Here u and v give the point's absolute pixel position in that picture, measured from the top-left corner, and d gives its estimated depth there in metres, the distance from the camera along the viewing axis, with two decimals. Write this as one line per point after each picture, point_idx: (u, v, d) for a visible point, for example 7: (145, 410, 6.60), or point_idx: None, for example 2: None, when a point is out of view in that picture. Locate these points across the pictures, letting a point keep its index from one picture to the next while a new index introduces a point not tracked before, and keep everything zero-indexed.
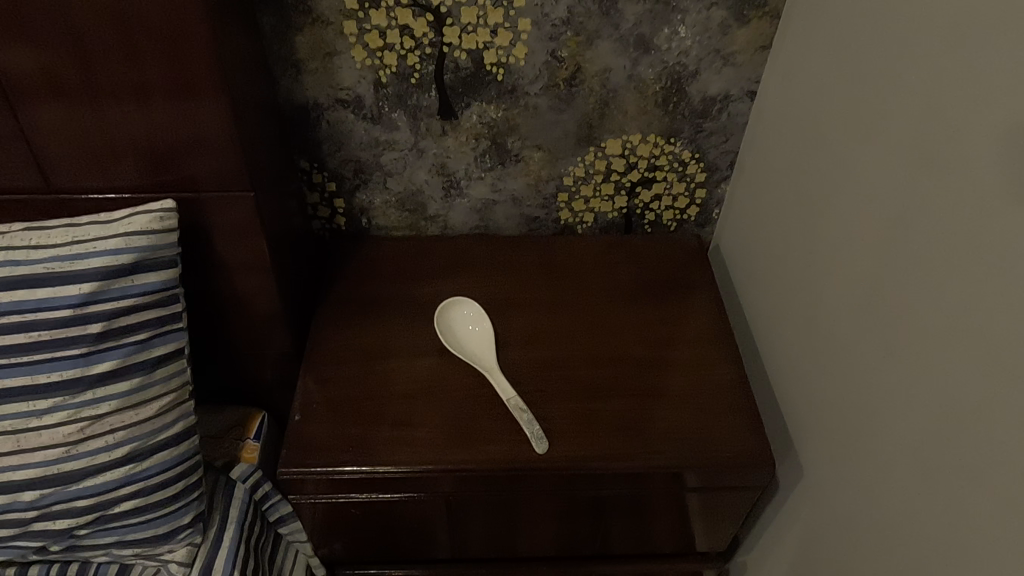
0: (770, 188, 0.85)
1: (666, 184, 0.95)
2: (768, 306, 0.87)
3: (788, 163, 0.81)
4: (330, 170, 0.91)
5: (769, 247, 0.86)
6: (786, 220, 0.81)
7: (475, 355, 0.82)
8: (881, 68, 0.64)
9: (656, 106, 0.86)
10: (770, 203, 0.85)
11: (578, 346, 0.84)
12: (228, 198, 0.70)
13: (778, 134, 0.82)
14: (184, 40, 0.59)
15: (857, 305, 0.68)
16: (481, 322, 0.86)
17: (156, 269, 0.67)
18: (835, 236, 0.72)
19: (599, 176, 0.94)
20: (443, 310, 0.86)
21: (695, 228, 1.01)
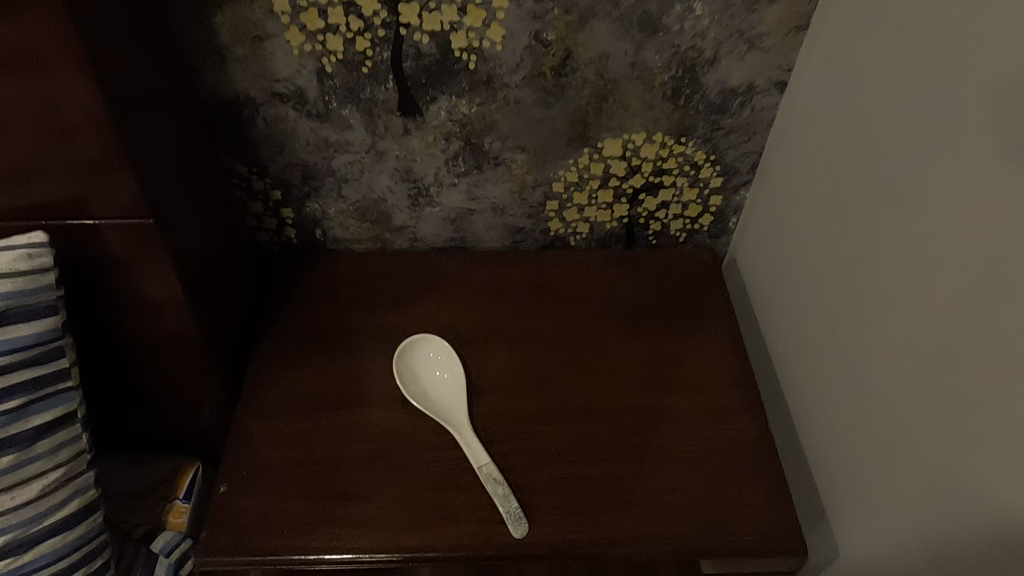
0: (800, 201, 0.70)
1: (676, 190, 0.80)
2: (794, 342, 0.72)
3: (823, 172, 0.66)
4: (273, 176, 0.76)
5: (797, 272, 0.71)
6: (818, 242, 0.67)
7: (442, 406, 0.69)
8: (954, 59, 0.48)
9: (663, 100, 0.71)
10: (800, 219, 0.70)
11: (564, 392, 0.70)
12: (120, 226, 0.56)
13: (812, 136, 0.67)
14: (30, 24, 0.45)
15: (904, 365, 0.53)
16: (450, 364, 0.72)
17: (28, 320, 0.53)
18: (877, 272, 0.57)
19: (595, 181, 0.79)
20: (405, 348, 0.72)
21: (708, 239, 0.87)
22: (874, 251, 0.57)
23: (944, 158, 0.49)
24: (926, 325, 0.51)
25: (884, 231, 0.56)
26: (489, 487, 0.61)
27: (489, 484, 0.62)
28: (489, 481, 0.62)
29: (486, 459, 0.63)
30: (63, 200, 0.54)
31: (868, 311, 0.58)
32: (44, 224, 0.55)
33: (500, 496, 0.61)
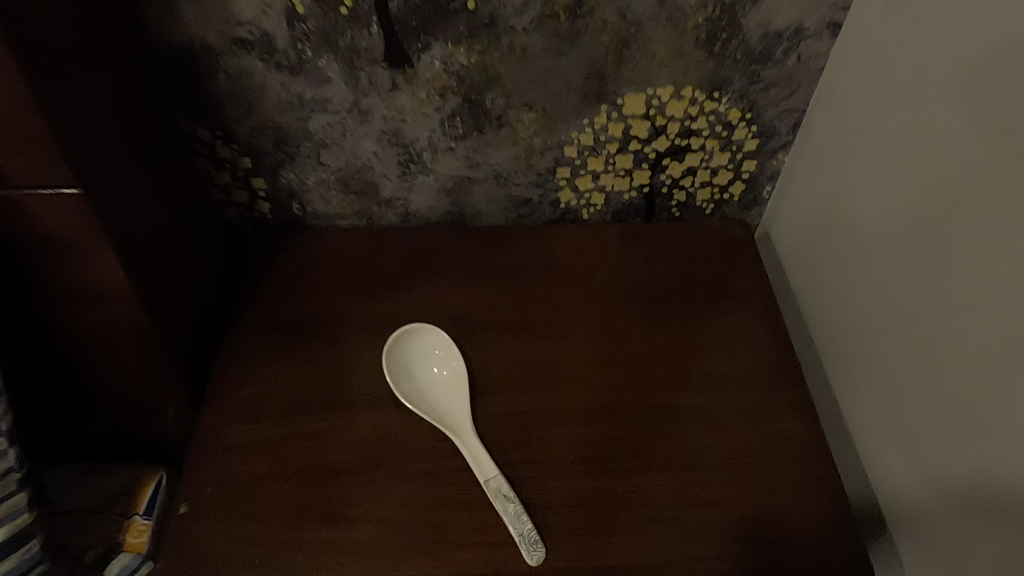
0: (847, 166, 0.60)
1: (705, 154, 0.70)
2: (840, 328, 0.63)
3: (877, 129, 0.56)
4: (240, 142, 0.66)
5: (841, 248, 0.62)
6: (871, 213, 0.57)
7: (441, 409, 0.60)
8: None
9: (694, 47, 0.61)
10: (846, 185, 0.61)
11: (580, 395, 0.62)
12: (49, 194, 0.45)
13: (867, 86, 0.57)
14: None
15: (995, 360, 0.44)
16: (450, 359, 0.63)
17: None
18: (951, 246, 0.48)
19: (613, 145, 0.69)
20: (396, 339, 0.63)
21: (738, 210, 0.77)
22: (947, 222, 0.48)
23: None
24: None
25: (964, 198, 0.46)
26: (500, 506, 0.53)
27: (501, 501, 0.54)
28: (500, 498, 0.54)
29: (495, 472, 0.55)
30: None
31: (936, 297, 0.49)
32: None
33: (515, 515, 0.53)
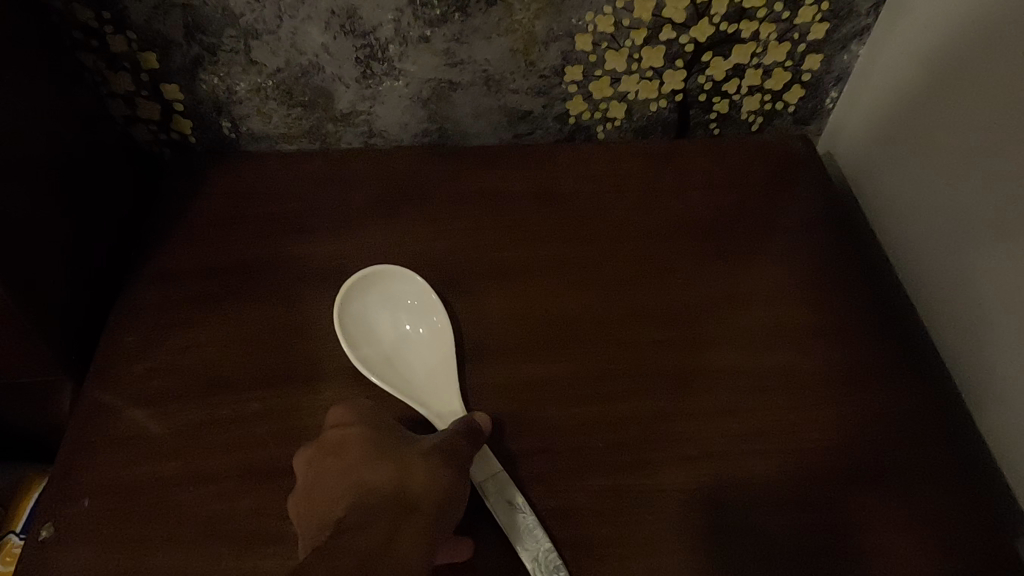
0: (962, 52, 0.44)
1: (755, 46, 0.54)
2: (953, 263, 0.47)
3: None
4: (140, 26, 0.49)
5: (955, 159, 0.46)
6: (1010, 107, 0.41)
7: (413, 380, 0.46)
8: None
9: None
10: (962, 77, 0.45)
11: (605, 359, 0.46)
12: None
13: None
14: None
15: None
16: (426, 310, 0.48)
17: None
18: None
19: (640, 34, 0.52)
20: (353, 286, 0.47)
21: (792, 123, 0.61)
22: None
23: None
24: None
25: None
26: (501, 517, 0.40)
27: (502, 510, 0.40)
28: (501, 506, 0.40)
29: (495, 469, 0.41)
30: None
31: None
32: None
33: (522, 529, 0.40)
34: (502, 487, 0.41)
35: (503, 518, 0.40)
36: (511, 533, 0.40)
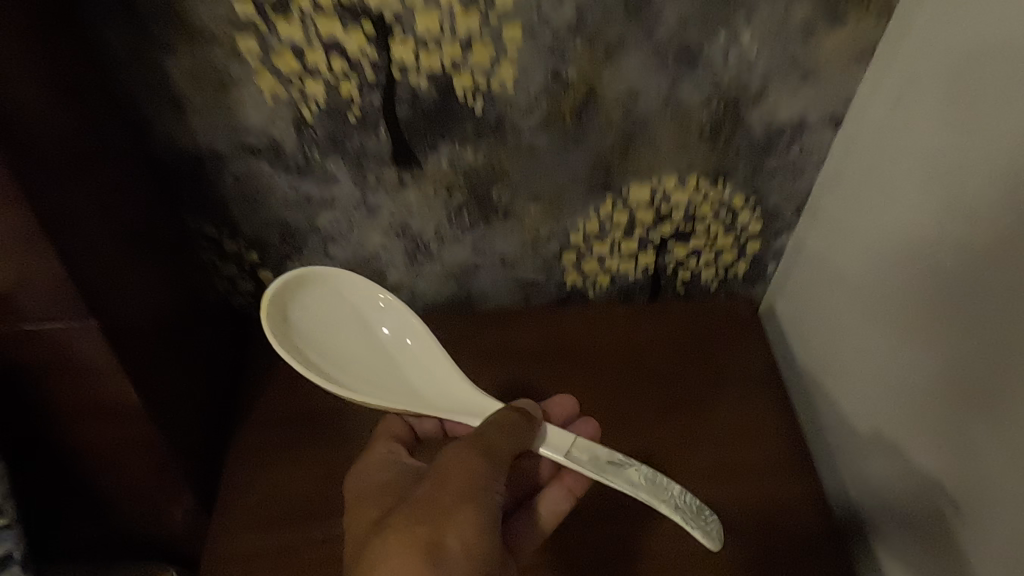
0: (847, 259, 0.61)
1: (708, 238, 0.70)
2: (845, 414, 0.63)
3: (878, 223, 0.56)
4: (249, 235, 0.66)
5: (846, 330, 0.62)
6: (879, 286, 0.56)
7: (412, 374, 0.62)
8: None
9: (700, 140, 0.61)
10: (848, 272, 0.61)
11: (635, 458, 0.64)
12: (59, 332, 0.46)
13: (872, 174, 0.56)
14: None
15: (1001, 483, 0.43)
16: (367, 286, 0.63)
17: None
18: (956, 365, 0.47)
19: (619, 230, 0.69)
20: (275, 329, 0.59)
21: (741, 286, 0.76)
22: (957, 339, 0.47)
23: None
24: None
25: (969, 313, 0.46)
26: (617, 482, 0.52)
27: (611, 476, 0.52)
28: (611, 473, 0.52)
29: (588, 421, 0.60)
30: None
31: (939, 405, 0.49)
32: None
33: (640, 482, 0.52)
34: (595, 457, 0.53)
35: (621, 483, 0.52)
36: (636, 490, 0.52)
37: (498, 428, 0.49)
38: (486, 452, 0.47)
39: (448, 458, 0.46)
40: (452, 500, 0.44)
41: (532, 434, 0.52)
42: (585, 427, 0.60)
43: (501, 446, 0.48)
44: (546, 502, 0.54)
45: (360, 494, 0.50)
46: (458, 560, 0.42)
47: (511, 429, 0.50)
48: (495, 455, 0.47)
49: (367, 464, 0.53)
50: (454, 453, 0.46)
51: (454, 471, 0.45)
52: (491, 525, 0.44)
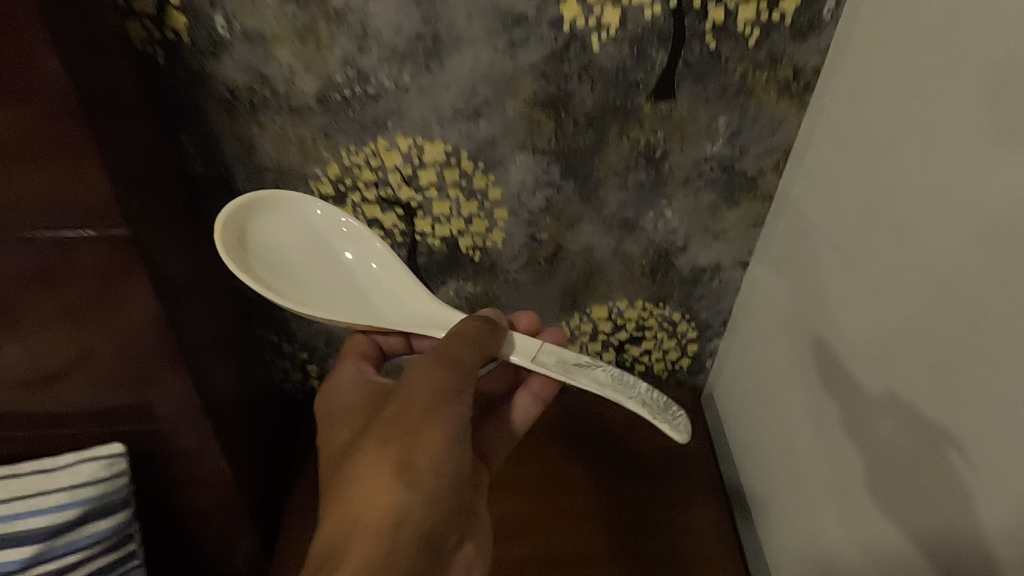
0: (753, 365, 0.79)
1: (656, 341, 0.90)
2: (752, 484, 0.81)
3: (767, 344, 0.75)
4: (301, 340, 0.84)
5: (752, 416, 0.80)
6: (769, 386, 0.75)
7: (373, 292, 0.61)
8: (849, 280, 0.56)
9: (643, 275, 0.81)
10: (754, 374, 0.79)
11: (596, 516, 0.83)
12: (182, 425, 0.67)
13: (766, 303, 0.75)
14: (109, 278, 0.55)
15: (865, 477, 0.54)
16: (332, 212, 0.61)
17: (103, 516, 0.64)
18: (864, 378, 0.54)
19: (586, 335, 0.88)
20: (229, 248, 0.55)
21: (688, 375, 0.95)
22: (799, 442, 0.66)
23: (845, 386, 0.57)
24: (832, 522, 0.60)
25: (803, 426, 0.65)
26: (581, 380, 0.51)
27: (577, 374, 0.52)
28: (575, 371, 0.52)
29: (549, 332, 0.60)
30: (134, 404, 0.64)
31: (803, 472, 0.67)
32: (120, 428, 0.66)
33: (606, 382, 0.51)
34: (562, 360, 0.53)
35: (586, 379, 0.51)
36: (601, 390, 0.50)
37: (464, 336, 0.47)
38: (454, 365, 0.45)
39: (415, 374, 0.44)
40: (421, 414, 0.43)
41: (500, 338, 0.50)
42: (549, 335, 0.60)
43: (468, 358, 0.46)
44: (518, 413, 0.58)
45: (332, 409, 0.51)
46: (430, 477, 0.42)
47: (482, 339, 0.48)
48: (463, 369, 0.45)
49: (334, 387, 0.52)
50: (422, 369, 0.44)
51: (422, 385, 0.44)
52: (463, 433, 0.44)
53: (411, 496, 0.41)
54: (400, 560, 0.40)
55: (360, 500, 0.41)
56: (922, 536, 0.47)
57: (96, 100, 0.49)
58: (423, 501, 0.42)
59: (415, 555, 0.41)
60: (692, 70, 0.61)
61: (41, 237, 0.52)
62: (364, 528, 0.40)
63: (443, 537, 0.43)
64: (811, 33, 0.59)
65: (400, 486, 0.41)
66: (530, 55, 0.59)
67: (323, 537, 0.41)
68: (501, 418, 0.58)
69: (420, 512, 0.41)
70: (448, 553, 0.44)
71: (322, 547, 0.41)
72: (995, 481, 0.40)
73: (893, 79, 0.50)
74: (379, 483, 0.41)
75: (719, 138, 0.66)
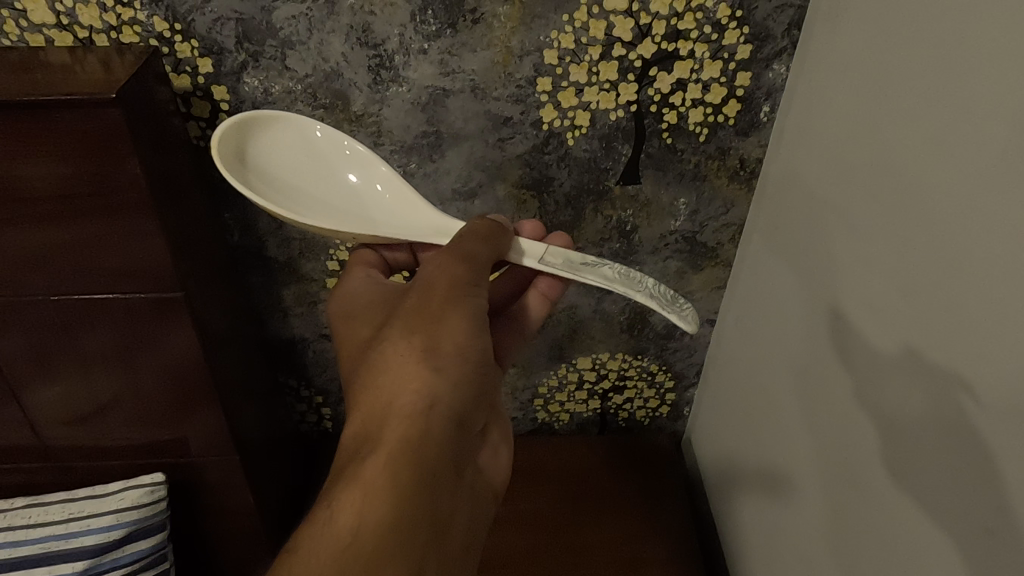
0: (723, 406, 0.89)
1: (638, 389, 0.99)
2: (727, 516, 0.90)
3: (733, 385, 0.85)
4: (317, 386, 0.94)
5: (724, 451, 0.89)
6: (736, 423, 0.85)
7: (374, 211, 0.62)
8: (799, 338, 0.66)
9: (621, 332, 0.91)
10: (724, 415, 0.89)
11: (579, 549, 0.92)
12: (215, 456, 0.78)
13: (732, 349, 0.85)
14: (159, 337, 0.67)
15: (817, 507, 0.64)
16: (332, 133, 0.63)
17: (144, 536, 0.78)
18: (813, 422, 0.64)
19: (573, 383, 0.98)
20: (229, 166, 0.57)
21: (668, 420, 1.04)
22: (771, 482, 0.75)
23: (802, 433, 0.67)
24: (802, 550, 0.68)
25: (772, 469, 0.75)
26: (589, 277, 0.54)
27: (584, 271, 0.55)
28: (583, 269, 0.55)
29: (557, 233, 0.61)
30: (175, 440, 0.77)
31: (767, 506, 0.77)
32: (161, 459, 0.79)
33: (614, 278, 0.54)
34: (568, 260, 0.56)
35: (595, 275, 0.54)
36: (609, 284, 0.54)
37: (474, 235, 0.51)
38: (468, 259, 0.50)
39: (433, 270, 0.49)
40: (442, 304, 0.47)
41: (507, 241, 0.54)
42: (557, 239, 0.60)
43: (480, 253, 0.50)
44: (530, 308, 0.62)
45: (351, 310, 0.54)
46: (453, 362, 0.46)
47: (492, 238, 0.52)
48: (477, 263, 0.50)
49: (349, 287, 0.55)
50: (440, 266, 0.49)
51: (441, 280, 0.48)
52: (479, 324, 0.48)
53: (438, 379, 0.45)
54: (430, 439, 0.44)
55: (390, 386, 0.45)
56: (863, 554, 0.56)
57: (164, 189, 0.60)
58: (448, 384, 0.46)
59: (444, 433, 0.45)
60: (653, 160, 0.72)
61: (114, 297, 0.64)
62: (395, 413, 0.44)
63: (471, 416, 0.47)
64: (752, 131, 0.70)
65: (427, 368, 0.46)
66: (517, 147, 0.70)
67: (360, 423, 0.46)
68: (516, 317, 0.62)
69: (446, 395, 0.45)
70: (475, 435, 0.48)
71: (360, 432, 0.45)
72: (901, 503, 0.50)
73: (815, 176, 0.61)
74: (407, 369, 0.46)
75: (681, 214, 0.77)
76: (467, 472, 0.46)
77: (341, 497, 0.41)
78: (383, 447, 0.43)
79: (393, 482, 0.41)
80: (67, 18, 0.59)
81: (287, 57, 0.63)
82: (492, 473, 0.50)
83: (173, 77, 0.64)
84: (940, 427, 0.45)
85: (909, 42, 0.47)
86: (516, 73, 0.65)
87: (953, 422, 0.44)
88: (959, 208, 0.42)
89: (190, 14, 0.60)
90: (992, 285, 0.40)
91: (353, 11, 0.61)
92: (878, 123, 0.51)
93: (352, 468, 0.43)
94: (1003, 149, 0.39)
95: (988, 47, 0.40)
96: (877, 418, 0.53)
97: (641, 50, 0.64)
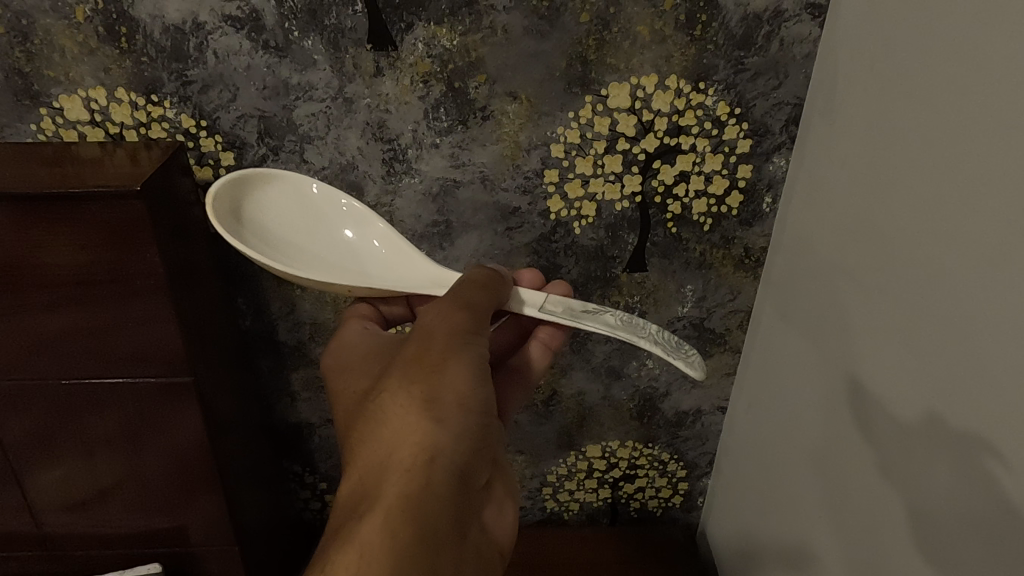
0: (739, 484, 0.86)
1: (649, 478, 0.96)
2: None
3: (748, 457, 0.83)
4: (321, 472, 0.92)
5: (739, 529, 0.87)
6: (751, 499, 0.83)
7: (370, 265, 0.63)
8: (816, 420, 0.65)
9: (632, 419, 0.90)
10: (739, 495, 0.86)
11: None
12: (215, 545, 0.77)
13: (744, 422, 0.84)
14: (167, 423, 0.67)
15: None
16: (328, 190, 0.64)
17: None
18: (833, 506, 0.62)
19: (582, 472, 0.96)
20: (229, 229, 0.58)
21: (681, 511, 1.01)
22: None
23: (822, 520, 0.65)
24: None
25: (792, 561, 0.72)
26: (590, 324, 0.55)
27: (584, 319, 0.55)
28: (583, 316, 0.55)
29: (556, 283, 0.61)
30: (174, 529, 0.75)
31: None
32: (159, 548, 0.77)
33: (616, 324, 0.54)
34: (568, 308, 0.56)
35: (596, 323, 0.54)
36: (612, 330, 0.54)
37: (472, 284, 0.52)
38: (465, 308, 0.49)
39: (430, 318, 0.49)
40: (442, 352, 0.47)
41: (505, 289, 0.55)
42: (557, 288, 0.60)
43: (477, 300, 0.50)
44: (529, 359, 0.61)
45: (345, 363, 0.54)
46: (453, 414, 0.45)
47: (489, 286, 0.52)
48: (475, 310, 0.49)
49: (346, 337, 0.57)
50: (438, 313, 0.49)
51: (438, 328, 0.48)
52: (483, 371, 0.47)
53: (438, 431, 0.45)
54: (430, 496, 0.43)
55: (388, 440, 0.45)
56: None
57: (182, 274, 0.62)
58: (448, 435, 0.45)
59: (444, 488, 0.44)
60: (659, 248, 0.74)
61: (124, 382, 0.64)
62: (395, 469, 0.44)
63: (474, 470, 0.46)
64: (755, 222, 0.72)
65: (426, 420, 0.45)
66: (525, 236, 0.72)
67: (354, 483, 0.45)
68: (516, 370, 0.62)
69: (445, 447, 0.45)
70: (479, 492, 0.47)
71: (355, 491, 0.45)
72: None
73: (825, 261, 0.62)
74: (408, 422, 0.45)
75: (688, 301, 0.77)
76: (470, 529, 0.46)
77: (336, 560, 0.41)
78: (381, 504, 0.42)
79: (389, 542, 0.41)
80: (100, 115, 0.63)
81: (305, 151, 0.66)
82: (497, 531, 0.49)
83: (195, 168, 0.67)
84: (966, 514, 0.45)
85: (908, 139, 0.49)
86: (524, 165, 0.68)
87: (986, 515, 0.43)
88: (973, 301, 0.43)
89: (216, 112, 0.63)
90: (1006, 372, 0.40)
91: (369, 109, 0.64)
92: (885, 214, 0.52)
93: (347, 528, 0.42)
94: (1004, 244, 0.40)
95: (986, 146, 0.41)
96: (898, 505, 0.52)
97: (644, 144, 0.66)
